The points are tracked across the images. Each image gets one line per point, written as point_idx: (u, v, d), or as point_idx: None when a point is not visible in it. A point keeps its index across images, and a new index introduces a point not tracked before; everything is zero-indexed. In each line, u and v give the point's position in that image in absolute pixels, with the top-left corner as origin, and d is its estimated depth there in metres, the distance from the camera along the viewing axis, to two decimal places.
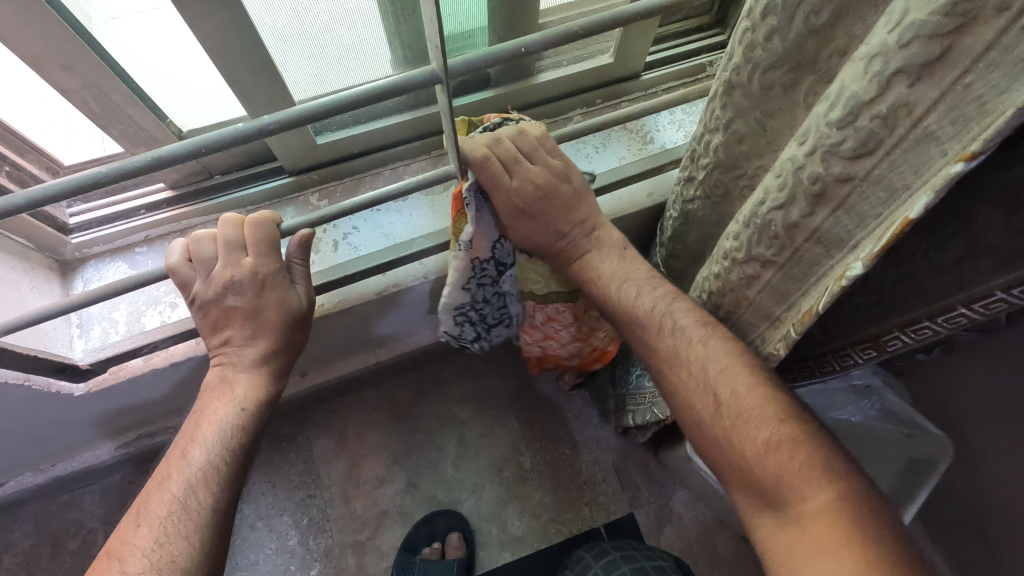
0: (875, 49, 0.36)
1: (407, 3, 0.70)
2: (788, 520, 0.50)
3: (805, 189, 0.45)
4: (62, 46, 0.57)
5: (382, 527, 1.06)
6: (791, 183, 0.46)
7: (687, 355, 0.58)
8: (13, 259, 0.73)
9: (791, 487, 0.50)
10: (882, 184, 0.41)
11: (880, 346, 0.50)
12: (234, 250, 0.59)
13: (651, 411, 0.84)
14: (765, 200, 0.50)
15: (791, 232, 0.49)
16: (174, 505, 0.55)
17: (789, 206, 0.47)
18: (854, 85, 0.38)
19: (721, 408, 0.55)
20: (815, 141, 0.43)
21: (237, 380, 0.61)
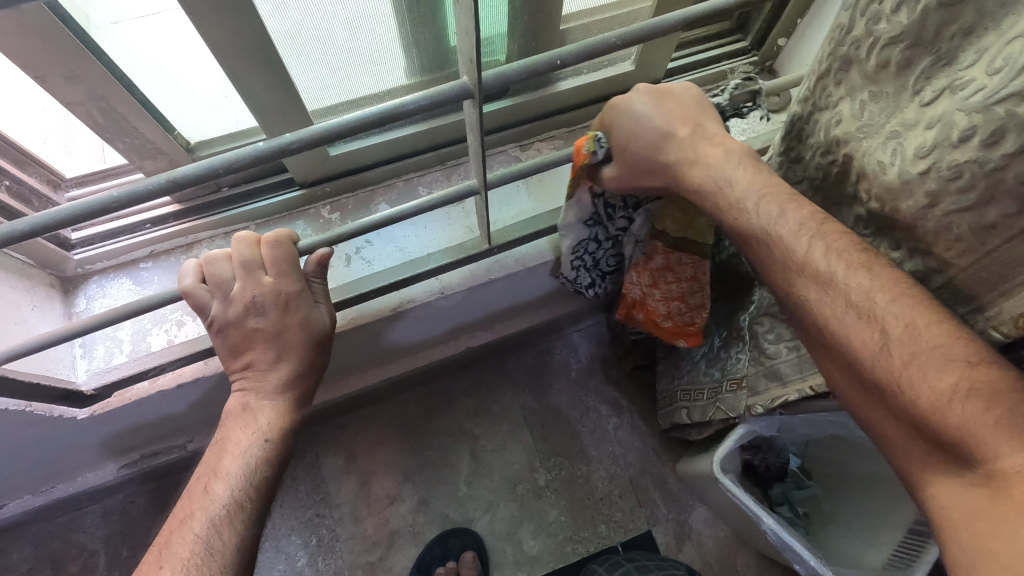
0: None
1: (425, 9, 0.68)
2: (983, 482, 0.38)
3: (1003, 193, 0.42)
4: (66, 57, 0.54)
5: (394, 547, 1.03)
6: (983, 184, 0.42)
7: (841, 279, 0.46)
8: (13, 278, 0.70)
9: (985, 443, 0.38)
10: None
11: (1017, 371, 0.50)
12: (252, 269, 0.55)
13: (714, 407, 0.79)
14: (936, 204, 0.46)
15: (977, 236, 0.45)
16: (197, 546, 0.51)
17: (982, 206, 0.43)
18: None
19: (892, 343, 0.43)
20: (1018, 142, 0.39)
21: (261, 409, 0.58)
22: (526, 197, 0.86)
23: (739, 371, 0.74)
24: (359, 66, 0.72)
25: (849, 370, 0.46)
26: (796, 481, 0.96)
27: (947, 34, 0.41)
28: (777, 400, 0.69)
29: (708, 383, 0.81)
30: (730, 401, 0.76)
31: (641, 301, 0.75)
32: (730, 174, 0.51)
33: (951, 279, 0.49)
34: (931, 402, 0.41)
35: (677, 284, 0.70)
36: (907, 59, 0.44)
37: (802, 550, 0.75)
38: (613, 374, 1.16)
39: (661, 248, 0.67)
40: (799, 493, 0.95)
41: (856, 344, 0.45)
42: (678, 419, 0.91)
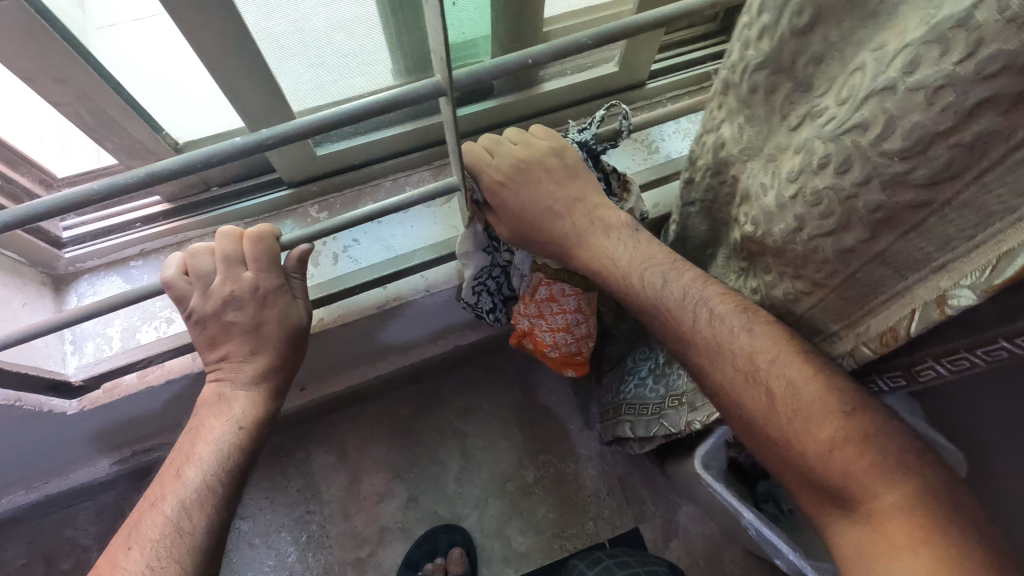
0: (938, 79, 0.36)
1: (409, 13, 0.69)
2: (861, 518, 0.45)
3: (857, 219, 0.46)
4: (53, 58, 0.55)
5: (383, 543, 1.04)
6: (839, 211, 0.46)
7: (728, 344, 0.53)
8: (4, 274, 0.71)
9: (861, 485, 0.45)
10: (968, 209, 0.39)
11: (912, 376, 0.51)
12: (233, 263, 0.57)
13: (659, 423, 0.81)
14: (802, 227, 0.50)
15: (841, 257, 0.49)
16: (167, 528, 0.51)
17: (841, 231, 0.47)
18: (915, 115, 0.38)
19: (778, 403, 0.50)
20: (865, 172, 0.43)
21: (236, 398, 0.59)
22: None
23: (681, 388, 0.77)
24: (346, 68, 0.73)
25: (743, 425, 0.53)
26: None
27: (802, 62, 0.46)
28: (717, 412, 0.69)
29: (653, 400, 0.83)
30: (673, 417, 0.78)
31: (530, 330, 0.77)
32: (611, 253, 0.60)
33: (820, 302, 0.54)
34: (812, 452, 0.47)
35: (561, 316, 0.74)
36: (770, 87, 0.49)
37: (781, 542, 0.75)
38: None
39: (543, 279, 0.70)
40: (782, 489, 0.98)
41: (752, 405, 0.51)
42: (619, 432, 0.93)
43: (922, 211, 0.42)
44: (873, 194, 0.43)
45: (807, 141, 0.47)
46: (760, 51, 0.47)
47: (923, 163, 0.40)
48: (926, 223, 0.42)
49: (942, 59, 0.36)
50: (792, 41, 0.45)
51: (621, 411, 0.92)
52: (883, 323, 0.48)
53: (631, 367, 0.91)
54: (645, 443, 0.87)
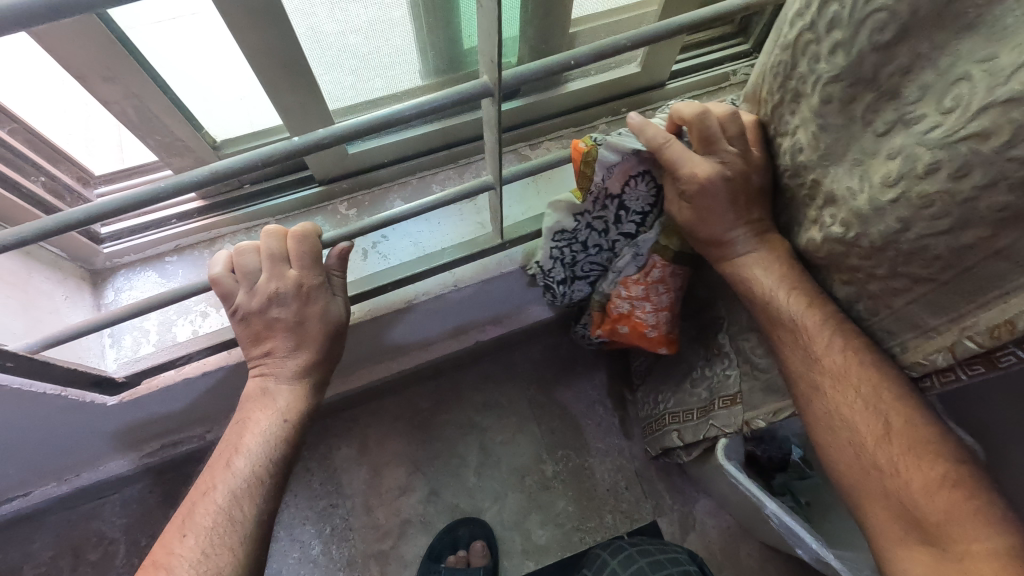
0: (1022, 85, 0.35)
1: (441, 14, 0.71)
2: (945, 556, 0.49)
3: (981, 217, 0.41)
4: (106, 59, 0.57)
5: (405, 536, 1.06)
6: (956, 213, 0.42)
7: (856, 376, 0.54)
8: (46, 269, 0.73)
9: (956, 526, 0.48)
10: None
11: (991, 363, 0.48)
12: (277, 262, 0.58)
13: (707, 425, 0.83)
14: (909, 229, 0.45)
15: (955, 255, 0.44)
16: (219, 517, 0.53)
17: (958, 231, 0.43)
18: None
19: (894, 437, 0.53)
20: (986, 174, 0.39)
21: (280, 392, 0.60)
22: (536, 193, 0.89)
23: (731, 389, 0.78)
24: (377, 69, 0.75)
25: (844, 447, 0.56)
26: (797, 471, 1.00)
27: (887, 73, 0.42)
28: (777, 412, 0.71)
29: (697, 403, 0.85)
30: (722, 417, 0.79)
31: (629, 313, 0.75)
32: (755, 274, 0.59)
33: (919, 298, 0.50)
34: (917, 487, 0.51)
35: (667, 295, 0.72)
36: (848, 98, 0.45)
37: (803, 533, 0.77)
38: (618, 368, 1.19)
39: (658, 261, 0.68)
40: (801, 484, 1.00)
41: (863, 435, 0.54)
42: (669, 441, 0.95)
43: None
44: (997, 196, 0.39)
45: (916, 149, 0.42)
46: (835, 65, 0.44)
47: None
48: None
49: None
50: (874, 55, 0.42)
51: (665, 420, 0.95)
52: (997, 315, 0.45)
53: (670, 376, 0.95)
54: (695, 449, 0.91)
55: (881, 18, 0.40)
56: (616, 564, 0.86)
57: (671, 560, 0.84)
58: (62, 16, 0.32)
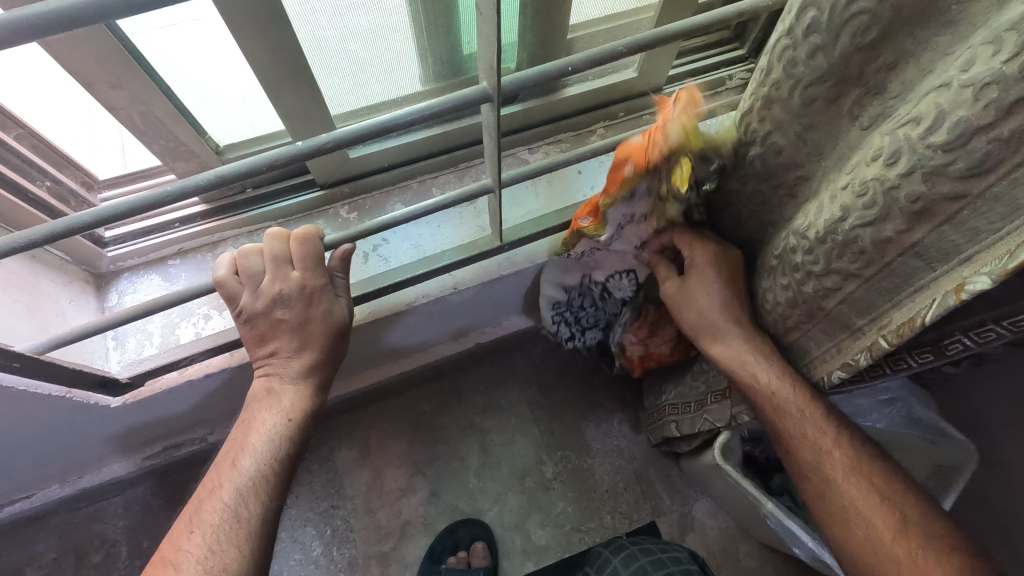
0: (984, 78, 0.36)
1: (440, 20, 0.72)
2: None
3: (897, 209, 0.44)
4: (112, 66, 0.59)
5: (406, 537, 1.06)
6: (882, 202, 0.45)
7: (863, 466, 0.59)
8: (52, 273, 0.74)
9: None
10: (1000, 202, 0.39)
11: (940, 350, 0.50)
12: (282, 264, 0.59)
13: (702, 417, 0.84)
14: (846, 218, 0.48)
15: (877, 248, 0.47)
16: (225, 514, 0.54)
17: (881, 222, 0.46)
18: (961, 111, 0.37)
19: (907, 527, 0.56)
20: (909, 163, 0.41)
21: (285, 392, 0.61)
22: (534, 197, 0.90)
23: (722, 384, 0.79)
24: (377, 75, 0.76)
25: (856, 537, 0.58)
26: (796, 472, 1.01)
27: (873, 69, 0.43)
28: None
29: (695, 395, 0.87)
30: (716, 411, 0.81)
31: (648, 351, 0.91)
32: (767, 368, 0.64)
33: (850, 296, 0.53)
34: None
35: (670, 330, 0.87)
36: (832, 98, 0.46)
37: (801, 531, 0.78)
38: (617, 370, 1.20)
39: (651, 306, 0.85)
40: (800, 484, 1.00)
41: (877, 526, 0.57)
42: (667, 432, 0.97)
43: (957, 204, 0.41)
44: (915, 185, 0.42)
45: (877, 143, 0.44)
46: (817, 67, 0.45)
47: (964, 157, 0.38)
48: (960, 214, 0.41)
49: (993, 61, 0.35)
50: (856, 55, 0.42)
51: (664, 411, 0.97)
52: (906, 313, 0.48)
53: (673, 369, 0.96)
54: (693, 440, 0.92)
55: (863, 21, 0.40)
56: (619, 562, 0.87)
57: (674, 560, 0.85)
58: (74, 24, 0.34)
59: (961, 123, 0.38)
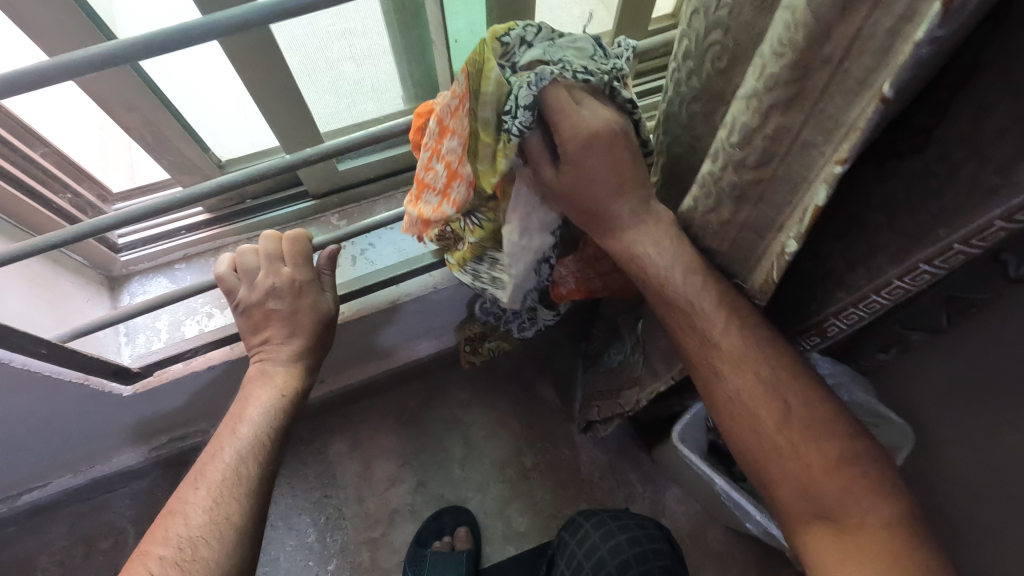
0: (749, 91, 0.43)
1: (418, 49, 0.82)
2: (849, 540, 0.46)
3: (724, 194, 0.51)
4: (130, 93, 0.68)
5: (394, 524, 1.13)
6: (715, 190, 0.52)
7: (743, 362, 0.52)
8: (71, 275, 0.83)
9: (854, 514, 0.46)
10: (787, 180, 0.47)
11: (822, 332, 0.59)
12: (274, 260, 0.69)
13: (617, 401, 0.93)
14: (696, 204, 0.56)
15: (722, 228, 0.54)
16: (227, 471, 0.61)
17: (718, 207, 0.53)
18: (742, 116, 0.44)
19: (794, 421, 0.50)
20: (723, 157, 0.49)
21: (277, 372, 0.69)
22: None
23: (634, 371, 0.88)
24: (362, 95, 0.85)
25: (742, 430, 0.52)
26: None
27: (730, 90, 0.53)
28: (654, 391, 0.81)
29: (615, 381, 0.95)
30: (627, 396, 0.89)
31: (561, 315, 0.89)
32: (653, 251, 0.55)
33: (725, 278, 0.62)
34: (817, 476, 0.48)
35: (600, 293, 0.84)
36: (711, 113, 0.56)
37: (750, 506, 0.85)
38: None
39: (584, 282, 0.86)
40: None
41: (764, 421, 0.51)
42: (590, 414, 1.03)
43: (758, 187, 0.48)
44: (731, 174, 0.49)
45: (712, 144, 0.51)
46: (693, 90, 0.56)
47: (752, 151, 0.46)
48: (765, 194, 0.49)
49: (753, 80, 0.42)
50: (717, 77, 0.52)
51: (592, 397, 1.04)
52: (759, 275, 0.54)
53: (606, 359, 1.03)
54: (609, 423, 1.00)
55: (716, 51, 0.50)
56: (590, 527, 0.94)
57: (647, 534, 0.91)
58: (106, 65, 0.44)
59: (743, 127, 0.45)
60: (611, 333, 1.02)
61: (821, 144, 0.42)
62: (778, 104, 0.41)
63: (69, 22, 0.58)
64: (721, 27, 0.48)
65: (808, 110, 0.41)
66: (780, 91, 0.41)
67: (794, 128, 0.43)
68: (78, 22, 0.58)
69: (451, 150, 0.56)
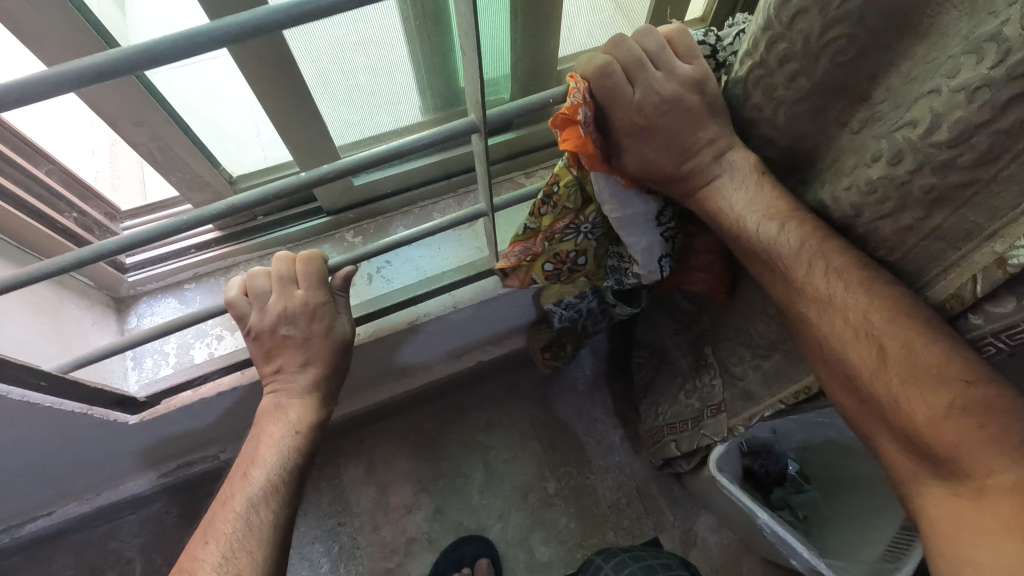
0: (973, 82, 0.39)
1: (438, 58, 0.77)
2: (966, 492, 0.43)
3: (913, 199, 0.47)
4: (136, 106, 0.64)
5: (411, 553, 1.08)
6: (895, 194, 0.48)
7: (837, 299, 0.50)
8: (76, 297, 0.79)
9: (972, 461, 0.42)
10: (1011, 180, 0.41)
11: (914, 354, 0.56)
12: (286, 283, 0.64)
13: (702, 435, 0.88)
14: (860, 214, 0.52)
15: (898, 236, 0.50)
16: (238, 523, 0.58)
17: (897, 212, 0.49)
18: (957, 112, 0.41)
19: (890, 362, 0.47)
20: (915, 161, 0.45)
21: (292, 405, 0.65)
22: None
23: (716, 397, 0.85)
24: (379, 106, 0.81)
25: (849, 386, 0.51)
26: (794, 485, 1.01)
27: (856, 82, 0.47)
28: (754, 418, 0.76)
29: (691, 412, 0.91)
30: (714, 426, 0.86)
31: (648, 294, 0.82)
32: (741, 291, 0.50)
33: None
34: (926, 419, 0.45)
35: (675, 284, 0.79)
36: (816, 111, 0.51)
37: (796, 542, 0.78)
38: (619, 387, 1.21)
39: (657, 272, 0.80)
40: (798, 497, 1.00)
41: (857, 365, 0.49)
42: (667, 452, 0.99)
43: (969, 187, 0.44)
44: (926, 178, 0.45)
45: (878, 146, 0.48)
46: (800, 90, 0.49)
47: (967, 150, 0.42)
48: (975, 197, 0.44)
49: (978, 69, 0.39)
50: (840, 71, 0.47)
51: (662, 431, 0.99)
52: (943, 289, 0.49)
53: (664, 389, 0.99)
54: (693, 458, 0.95)
55: (842, 43, 0.44)
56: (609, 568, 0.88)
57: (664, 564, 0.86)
58: (107, 76, 0.40)
59: (960, 122, 0.41)
60: (668, 360, 0.99)
61: None
62: None
63: (71, 28, 0.54)
64: (850, 19, 0.43)
65: None
66: None
67: None
68: (79, 29, 0.55)
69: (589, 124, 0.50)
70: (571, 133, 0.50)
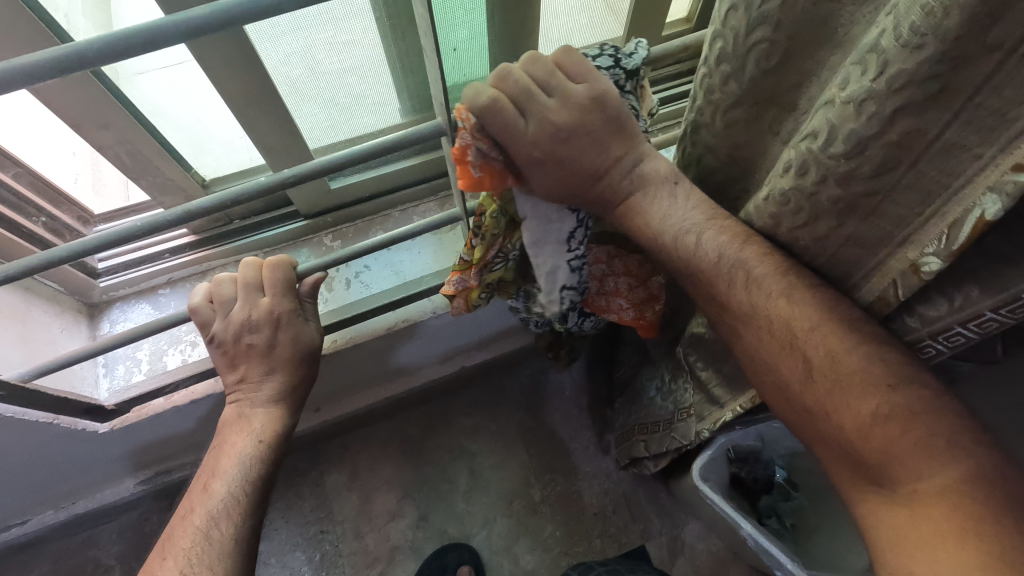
0: (859, 93, 0.38)
1: (414, 60, 0.76)
2: (902, 499, 0.41)
3: (823, 210, 0.46)
4: (99, 110, 0.62)
5: (394, 561, 1.07)
6: (807, 206, 0.46)
7: (766, 310, 0.48)
8: (45, 304, 0.77)
9: (901, 464, 0.41)
10: (915, 187, 0.41)
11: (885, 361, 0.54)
12: (252, 291, 0.63)
13: (670, 438, 0.85)
14: (779, 223, 0.50)
15: (818, 244, 0.49)
16: (197, 538, 0.57)
17: (814, 222, 0.47)
18: (850, 122, 0.39)
19: (818, 370, 0.46)
20: (818, 173, 0.43)
21: (255, 415, 0.63)
22: None
23: (687, 401, 0.81)
24: (358, 108, 0.79)
25: (781, 394, 0.50)
26: (782, 492, 1.00)
27: (784, 87, 0.47)
28: (717, 422, 0.74)
29: (662, 416, 0.88)
30: (682, 431, 0.83)
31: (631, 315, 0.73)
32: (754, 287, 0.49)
33: None
34: (852, 426, 0.44)
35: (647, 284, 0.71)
36: (752, 116, 0.51)
37: (780, 555, 0.77)
38: None
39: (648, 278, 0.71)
40: (787, 505, 0.99)
41: (785, 374, 0.48)
42: (636, 451, 0.96)
43: (873, 199, 0.43)
44: (831, 190, 0.44)
45: (787, 156, 0.46)
46: (730, 92, 0.49)
47: (865, 161, 0.41)
48: (881, 206, 0.43)
49: (863, 78, 0.38)
50: (765, 78, 0.47)
51: (633, 433, 0.97)
52: (874, 293, 0.48)
53: (641, 392, 0.97)
54: (660, 460, 0.92)
55: (763, 50, 0.44)
56: None
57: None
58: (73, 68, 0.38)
59: (853, 132, 0.40)
60: (648, 364, 0.96)
61: (972, 144, 0.37)
62: (908, 103, 0.36)
63: (26, 31, 0.53)
64: (768, 24, 0.42)
65: (957, 107, 0.36)
66: (915, 89, 0.36)
67: (931, 127, 0.37)
68: (35, 31, 0.53)
69: (485, 158, 0.49)
70: (464, 173, 0.49)
